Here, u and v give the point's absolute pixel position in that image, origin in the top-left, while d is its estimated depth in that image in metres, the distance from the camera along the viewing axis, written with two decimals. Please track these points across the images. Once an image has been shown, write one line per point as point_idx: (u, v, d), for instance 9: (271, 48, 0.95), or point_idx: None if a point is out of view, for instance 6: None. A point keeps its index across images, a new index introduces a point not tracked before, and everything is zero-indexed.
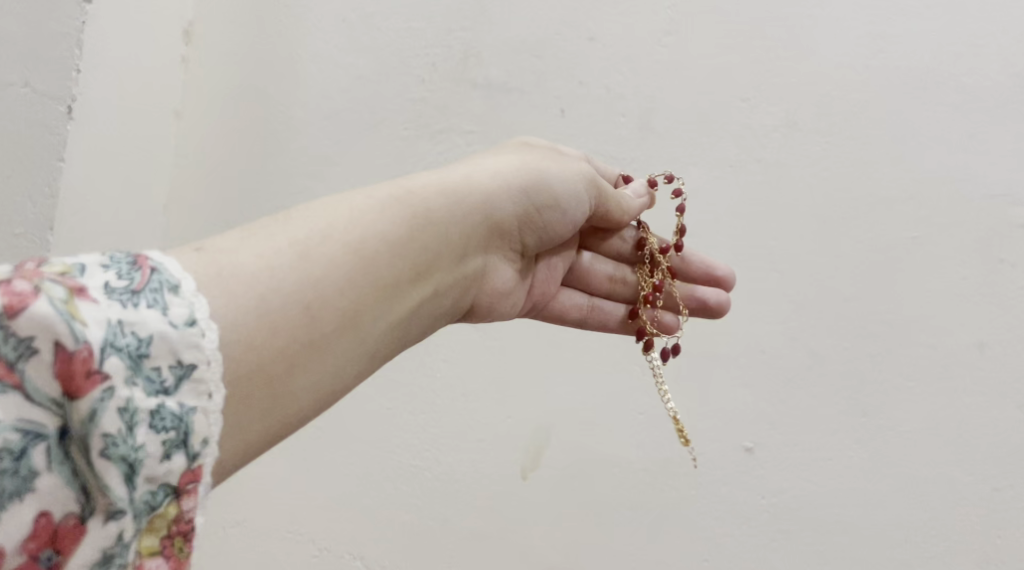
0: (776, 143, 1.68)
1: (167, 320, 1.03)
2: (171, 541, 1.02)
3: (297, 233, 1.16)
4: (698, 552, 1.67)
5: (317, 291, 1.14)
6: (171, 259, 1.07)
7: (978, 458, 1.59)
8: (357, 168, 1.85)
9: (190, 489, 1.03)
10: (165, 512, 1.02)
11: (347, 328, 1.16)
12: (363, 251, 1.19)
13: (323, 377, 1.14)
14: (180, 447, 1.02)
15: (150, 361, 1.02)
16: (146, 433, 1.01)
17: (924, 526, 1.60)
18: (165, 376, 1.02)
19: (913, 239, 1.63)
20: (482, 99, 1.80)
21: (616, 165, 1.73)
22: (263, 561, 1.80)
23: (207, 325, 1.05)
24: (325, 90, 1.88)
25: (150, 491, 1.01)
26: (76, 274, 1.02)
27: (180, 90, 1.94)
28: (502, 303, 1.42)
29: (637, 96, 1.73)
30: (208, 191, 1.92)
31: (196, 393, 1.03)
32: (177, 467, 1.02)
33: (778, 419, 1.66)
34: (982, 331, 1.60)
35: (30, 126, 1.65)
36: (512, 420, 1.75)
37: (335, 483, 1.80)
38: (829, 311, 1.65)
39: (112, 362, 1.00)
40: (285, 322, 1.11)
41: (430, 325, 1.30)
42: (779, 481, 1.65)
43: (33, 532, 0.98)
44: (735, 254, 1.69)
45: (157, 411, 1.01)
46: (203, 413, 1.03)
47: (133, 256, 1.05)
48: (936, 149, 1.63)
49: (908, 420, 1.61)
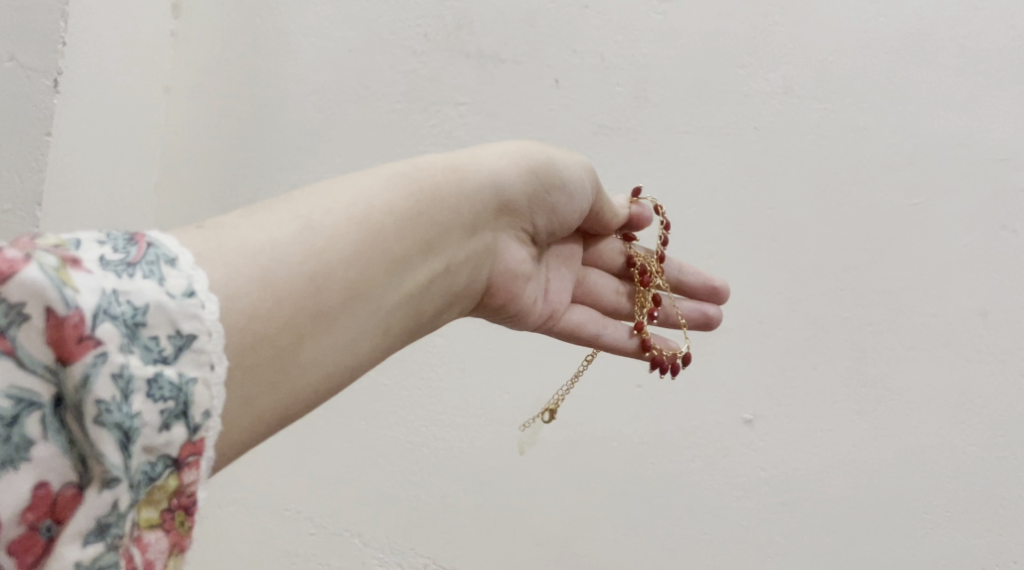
0: (775, 110, 1.65)
1: (165, 291, 1.01)
2: (173, 515, 1.01)
3: (301, 207, 1.14)
4: (697, 526, 1.65)
5: (322, 264, 1.12)
6: (169, 236, 1.05)
7: (980, 427, 1.55)
8: (348, 140, 1.82)
9: (191, 461, 1.01)
10: (166, 484, 1.00)
11: (353, 301, 1.14)
12: (368, 226, 1.16)
13: (329, 350, 1.12)
14: (180, 418, 1.00)
15: (147, 330, 1.00)
16: (142, 400, 0.99)
17: (926, 498, 1.57)
18: (163, 346, 1.00)
19: (913, 206, 1.59)
20: (475, 70, 1.76)
21: (611, 136, 1.71)
22: (262, 539, 1.80)
23: (206, 297, 1.03)
24: (315, 62, 1.85)
25: (149, 462, 0.99)
26: (70, 247, 1.00)
27: (170, 65, 1.92)
28: (519, 292, 1.36)
29: (633, 65, 1.70)
30: (200, 166, 1.90)
31: (197, 364, 1.01)
32: (177, 438, 1.00)
33: (778, 391, 1.64)
34: (984, 298, 1.56)
35: (14, 98, 1.61)
36: (510, 395, 1.73)
37: (333, 459, 1.80)
38: (829, 281, 1.62)
39: (105, 328, 0.98)
40: (288, 294, 1.09)
41: (444, 304, 1.26)
42: (777, 453, 1.63)
43: (32, 503, 0.96)
44: (733, 224, 1.66)
45: (155, 379, 0.99)
46: (203, 384, 1.02)
47: (129, 232, 1.03)
48: (937, 114, 1.59)
49: (910, 389, 1.58)
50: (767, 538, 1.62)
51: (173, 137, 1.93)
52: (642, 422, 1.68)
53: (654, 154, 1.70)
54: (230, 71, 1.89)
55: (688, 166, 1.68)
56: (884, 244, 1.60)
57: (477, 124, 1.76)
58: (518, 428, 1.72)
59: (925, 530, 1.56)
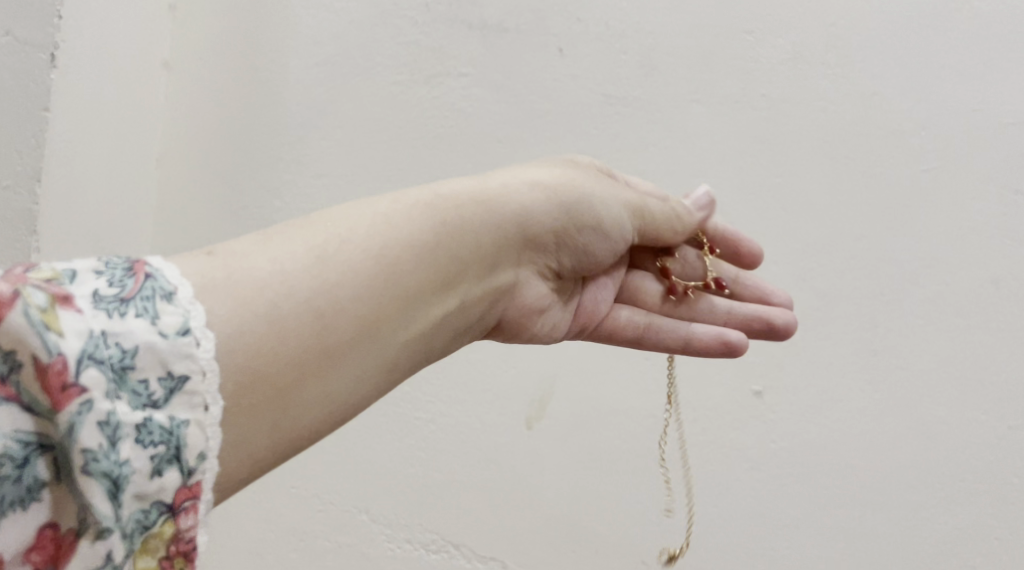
0: (783, 77, 1.61)
1: (157, 330, 0.99)
2: (171, 561, 0.98)
3: (321, 239, 1.12)
4: (711, 500, 1.62)
5: (337, 300, 1.10)
6: (170, 266, 1.03)
7: (993, 397, 1.53)
8: (348, 113, 1.78)
9: (188, 506, 0.98)
10: (161, 532, 0.98)
11: (364, 337, 1.11)
12: (384, 263, 1.14)
13: (336, 388, 1.09)
14: (172, 462, 0.98)
15: (137, 372, 0.97)
16: (131, 447, 0.96)
17: (942, 466, 1.54)
18: (153, 390, 0.98)
19: (927, 171, 1.56)
20: (478, 40, 1.73)
21: (615, 106, 1.67)
22: (267, 517, 1.78)
23: (202, 334, 1.01)
24: (315, 35, 1.81)
25: (141, 510, 0.97)
26: (64, 282, 0.98)
27: (170, 39, 1.88)
28: (532, 319, 1.32)
29: (638, 33, 1.67)
30: (201, 142, 1.86)
31: (190, 406, 0.99)
32: (169, 484, 0.98)
33: (788, 362, 1.61)
34: (997, 266, 1.54)
35: (13, 75, 1.58)
36: (517, 370, 1.71)
37: (338, 437, 1.77)
38: (840, 252, 1.59)
39: (91, 374, 0.95)
40: (299, 331, 1.07)
41: (454, 338, 1.23)
42: (792, 425, 1.60)
43: (36, 544, 0.94)
44: (742, 193, 1.63)
45: (145, 425, 0.97)
46: (196, 426, 0.99)
47: (129, 263, 1.02)
48: (949, 79, 1.56)
49: (923, 357, 1.56)
50: (781, 512, 1.59)
51: (169, 111, 1.89)
52: (652, 394, 1.67)
53: (660, 124, 1.65)
54: (228, 43, 1.85)
55: (695, 136, 1.64)
56: (897, 211, 1.57)
57: (481, 97, 1.72)
58: (528, 403, 1.70)
59: (940, 500, 1.54)
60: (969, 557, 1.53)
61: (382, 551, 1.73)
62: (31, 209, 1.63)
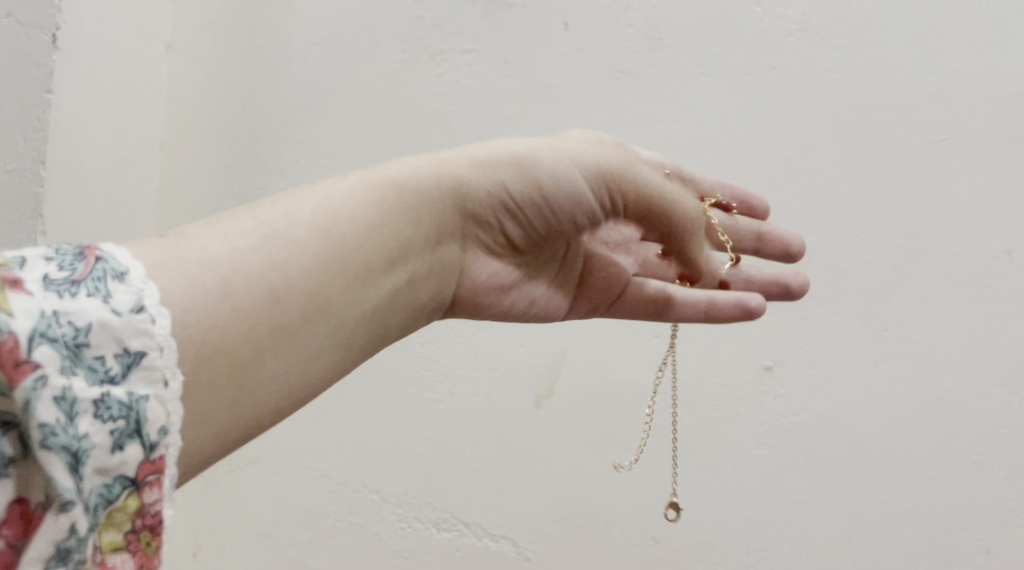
0: (792, 47, 1.59)
1: (109, 306, 0.97)
2: (137, 535, 0.97)
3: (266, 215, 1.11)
4: (720, 479, 1.60)
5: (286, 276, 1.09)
6: (121, 250, 1.02)
7: (1006, 370, 1.49)
8: (354, 94, 1.76)
9: (151, 480, 0.97)
10: (125, 506, 0.96)
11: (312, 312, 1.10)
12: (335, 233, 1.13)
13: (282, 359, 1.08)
14: (133, 437, 0.96)
15: (90, 350, 0.95)
16: (89, 423, 0.95)
17: (954, 441, 1.51)
18: (108, 366, 0.96)
19: (937, 143, 1.53)
20: (484, 18, 1.71)
21: (623, 81, 1.65)
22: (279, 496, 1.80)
23: (155, 311, 0.99)
24: (320, 14, 1.80)
25: (104, 484, 0.95)
26: (14, 268, 0.96)
27: (171, 22, 1.87)
28: (504, 295, 1.30)
29: (644, 7, 1.64)
30: (203, 124, 1.86)
31: (148, 381, 0.97)
32: (130, 459, 0.96)
33: (800, 334, 1.57)
34: (1011, 237, 1.50)
35: (15, 57, 1.58)
36: (524, 349, 1.70)
37: (350, 421, 1.77)
38: (848, 224, 1.56)
39: (43, 352, 0.94)
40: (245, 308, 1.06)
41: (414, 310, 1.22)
42: (798, 401, 1.57)
43: (6, 520, 0.93)
44: (749, 162, 1.60)
45: (102, 400, 0.95)
46: (156, 400, 0.97)
47: (80, 248, 1.00)
48: (963, 42, 1.53)
49: (932, 329, 1.52)
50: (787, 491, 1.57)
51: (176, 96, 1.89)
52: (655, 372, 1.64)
53: (666, 97, 1.63)
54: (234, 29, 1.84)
55: (701, 113, 1.62)
56: (905, 180, 1.54)
57: (485, 72, 1.70)
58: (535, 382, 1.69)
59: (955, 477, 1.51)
60: (980, 536, 1.49)
61: (391, 531, 1.74)
62: (37, 189, 1.63)
